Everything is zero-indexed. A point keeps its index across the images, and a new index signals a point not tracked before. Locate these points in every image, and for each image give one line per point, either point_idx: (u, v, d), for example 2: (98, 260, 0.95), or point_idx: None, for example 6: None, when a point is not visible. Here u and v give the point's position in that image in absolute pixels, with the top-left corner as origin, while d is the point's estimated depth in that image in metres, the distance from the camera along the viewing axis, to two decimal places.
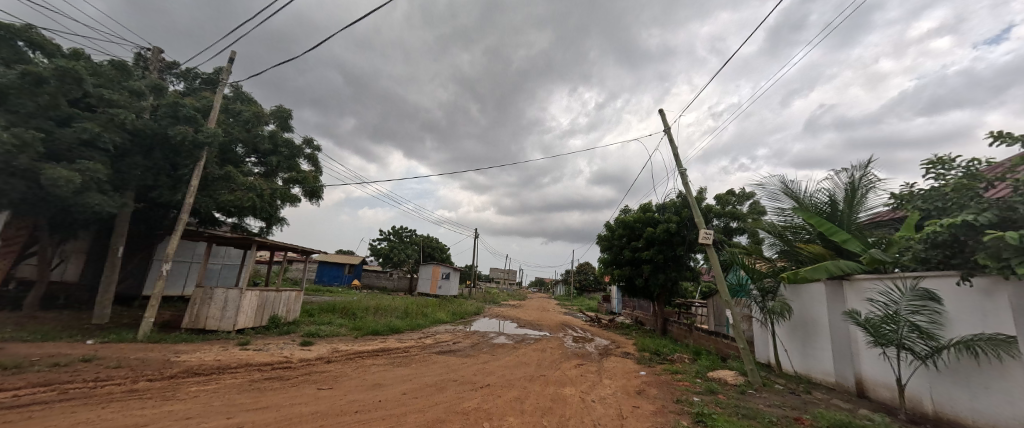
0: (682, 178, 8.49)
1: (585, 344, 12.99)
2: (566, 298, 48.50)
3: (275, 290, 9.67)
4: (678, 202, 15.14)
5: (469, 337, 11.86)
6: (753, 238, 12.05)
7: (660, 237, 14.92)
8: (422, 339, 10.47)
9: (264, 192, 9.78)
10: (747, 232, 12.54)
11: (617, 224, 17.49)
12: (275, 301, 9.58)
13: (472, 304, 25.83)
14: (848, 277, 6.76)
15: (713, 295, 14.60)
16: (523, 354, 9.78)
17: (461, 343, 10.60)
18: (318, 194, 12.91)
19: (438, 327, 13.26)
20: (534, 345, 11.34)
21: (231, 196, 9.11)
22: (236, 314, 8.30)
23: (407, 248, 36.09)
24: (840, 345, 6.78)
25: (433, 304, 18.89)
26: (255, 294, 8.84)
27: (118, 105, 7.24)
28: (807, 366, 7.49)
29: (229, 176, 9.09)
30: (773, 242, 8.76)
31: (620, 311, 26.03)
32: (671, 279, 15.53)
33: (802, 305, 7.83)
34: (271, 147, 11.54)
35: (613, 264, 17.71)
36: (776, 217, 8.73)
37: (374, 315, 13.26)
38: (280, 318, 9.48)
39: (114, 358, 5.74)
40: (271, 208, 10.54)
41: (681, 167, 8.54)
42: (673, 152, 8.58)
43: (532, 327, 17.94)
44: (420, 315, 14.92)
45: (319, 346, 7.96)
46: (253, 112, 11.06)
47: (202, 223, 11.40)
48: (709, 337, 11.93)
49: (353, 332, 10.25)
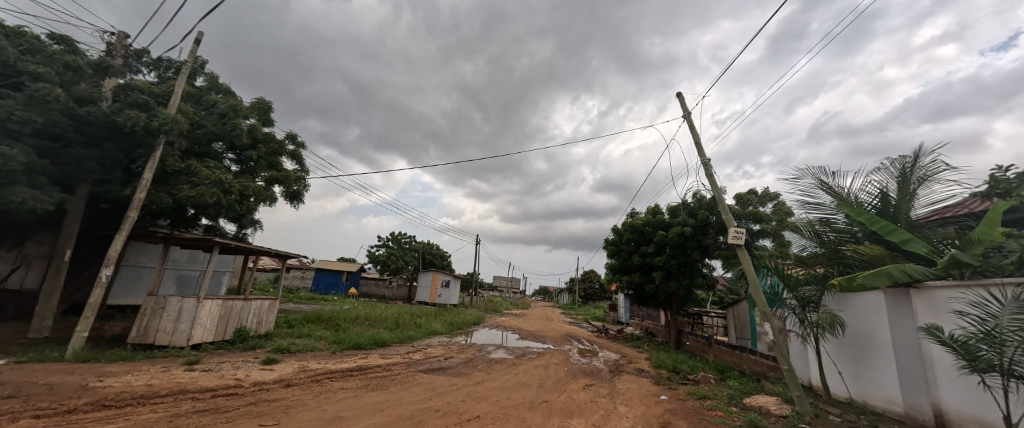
0: (706, 170, 7.33)
1: (593, 359, 11.74)
2: (570, 306, 47.04)
3: (244, 299, 8.56)
4: (692, 203, 13.98)
5: (463, 351, 10.62)
6: (778, 241, 10.86)
7: (672, 241, 13.70)
8: (410, 354, 9.27)
9: (232, 190, 8.76)
10: (770, 235, 11.35)
11: (625, 228, 16.29)
12: (243, 312, 8.46)
13: (472, 313, 24.59)
14: (918, 284, 5.54)
15: (731, 304, 13.34)
16: (524, 373, 8.53)
17: (453, 359, 9.38)
18: (300, 196, 11.88)
19: (431, 340, 12.05)
20: (536, 361, 10.10)
21: (191, 192, 8.04)
22: (190, 327, 7.17)
23: (405, 255, 35.01)
24: (911, 368, 5.55)
25: (428, 313, 17.68)
26: (217, 304, 7.75)
27: (43, 79, 6.31)
28: (865, 391, 6.26)
29: (192, 170, 8.10)
30: (808, 245, 7.53)
31: (628, 320, 24.65)
32: (684, 287, 14.29)
33: (854, 318, 6.62)
34: (251, 141, 10.26)
35: (620, 270, 16.44)
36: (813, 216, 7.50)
37: (360, 326, 12.08)
38: (247, 332, 8.32)
39: (14, 385, 4.64)
40: (243, 207, 9.48)
41: (705, 157, 7.40)
42: (695, 140, 7.45)
43: (534, 339, 16.70)
44: (413, 325, 13.74)
45: (284, 365, 6.82)
46: (230, 105, 9.41)
47: (172, 225, 10.41)
48: (732, 352, 10.65)
49: (332, 346, 9.09)
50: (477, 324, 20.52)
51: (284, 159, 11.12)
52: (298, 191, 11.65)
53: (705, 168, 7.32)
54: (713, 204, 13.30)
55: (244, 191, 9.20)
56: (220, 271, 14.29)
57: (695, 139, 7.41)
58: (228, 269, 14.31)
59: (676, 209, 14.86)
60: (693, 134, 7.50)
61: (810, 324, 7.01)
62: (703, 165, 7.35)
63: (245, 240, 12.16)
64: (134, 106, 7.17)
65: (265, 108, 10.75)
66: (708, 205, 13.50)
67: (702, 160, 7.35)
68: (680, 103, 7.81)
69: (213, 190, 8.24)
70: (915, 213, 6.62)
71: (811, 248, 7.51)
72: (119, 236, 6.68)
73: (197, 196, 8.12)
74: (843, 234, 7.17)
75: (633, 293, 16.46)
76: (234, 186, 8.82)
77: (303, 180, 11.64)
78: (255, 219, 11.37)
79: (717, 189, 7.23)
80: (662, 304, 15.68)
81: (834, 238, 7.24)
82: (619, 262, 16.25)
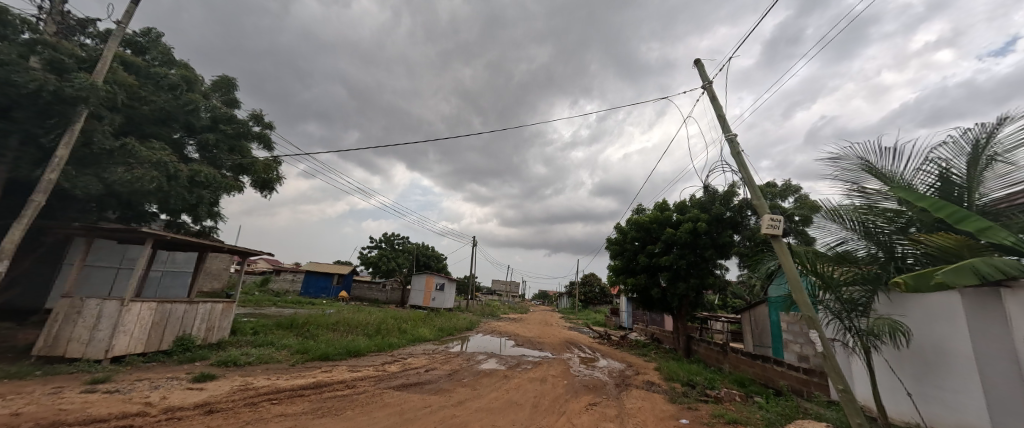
0: (733, 148, 6.14)
1: (596, 369, 10.51)
2: (570, 311, 45.74)
3: (190, 302, 7.28)
4: (704, 198, 12.80)
5: (450, 362, 9.35)
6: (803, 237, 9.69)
7: (683, 239, 12.57)
8: (385, 366, 7.97)
9: (178, 174, 6.97)
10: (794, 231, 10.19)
11: (629, 226, 15.12)
12: (186, 317, 7.19)
13: (465, 318, 23.32)
14: (1014, 282, 4.27)
15: (746, 308, 12.16)
16: (515, 390, 7.23)
17: (436, 371, 8.12)
18: (271, 185, 10.53)
19: (414, 348, 10.74)
20: (530, 373, 8.83)
21: (125, 174, 6.31)
22: (110, 336, 5.91)
23: (398, 257, 33.72)
24: (1009, 390, 4.30)
25: (418, 317, 16.45)
26: (149, 307, 6.48)
27: None
28: (942, 419, 4.98)
29: (126, 150, 6.58)
30: (849, 237, 6.31)
31: (631, 326, 23.46)
32: (695, 289, 13.06)
33: (922, 327, 5.37)
34: (211, 124, 8.59)
35: (624, 272, 15.17)
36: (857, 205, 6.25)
37: (335, 332, 10.78)
38: (192, 341, 7.08)
39: None
40: (192, 196, 7.42)
41: (730, 133, 6.21)
42: (719, 113, 6.27)
43: (531, 346, 15.40)
44: (397, 331, 12.48)
45: (220, 383, 5.59)
46: (181, 75, 8.01)
47: (119, 218, 9.14)
48: (753, 362, 9.46)
49: (294, 357, 7.78)
50: (471, 330, 19.23)
51: (252, 143, 9.61)
52: (271, 181, 10.43)
53: (731, 145, 6.14)
54: (728, 198, 12.15)
55: (194, 177, 7.35)
56: (187, 272, 13.03)
57: (718, 112, 6.24)
58: (196, 270, 13.05)
59: (685, 204, 13.73)
60: (717, 105, 6.32)
61: (860, 332, 5.77)
62: (728, 142, 6.17)
63: (209, 236, 10.94)
64: (45, 67, 6.11)
65: (228, 85, 9.45)
66: (722, 199, 12.38)
67: (728, 135, 6.17)
68: (699, 71, 6.64)
69: (152, 174, 6.49)
70: (983, 195, 5.44)
71: (853, 239, 6.29)
72: (19, 224, 5.46)
73: (129, 180, 6.37)
74: (891, 222, 6.00)
75: (638, 296, 15.23)
76: (182, 171, 7.01)
77: (275, 168, 10.42)
78: (219, 212, 10.15)
79: (745, 169, 6.05)
80: (669, 308, 14.46)
81: (879, 228, 6.07)
82: (623, 263, 15.03)
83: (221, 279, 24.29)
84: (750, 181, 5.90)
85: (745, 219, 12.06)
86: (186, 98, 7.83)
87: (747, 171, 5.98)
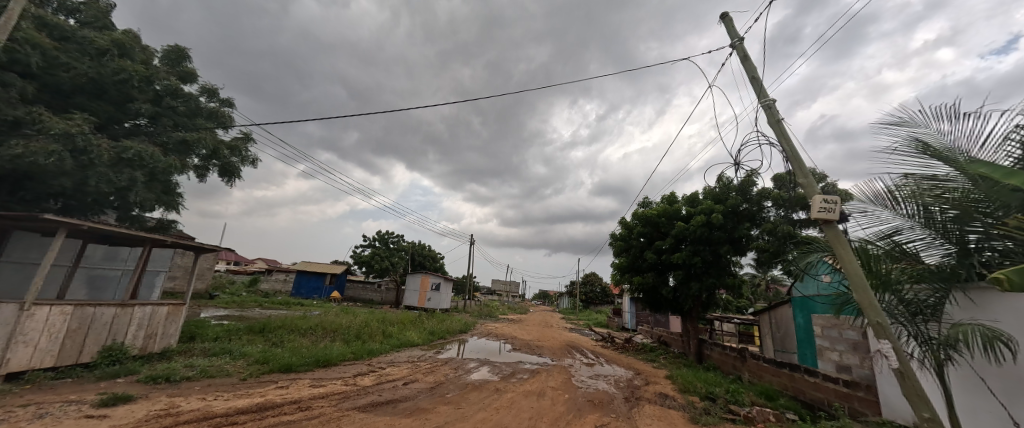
0: (771, 116, 5.01)
1: (599, 377, 9.43)
2: (570, 312, 44.69)
3: (120, 307, 6.13)
4: (718, 189, 11.75)
5: (436, 371, 8.27)
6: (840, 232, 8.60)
7: (696, 233, 11.58)
8: (356, 379, 6.84)
9: (92, 149, 5.77)
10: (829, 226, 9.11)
11: (635, 221, 14.04)
12: (115, 324, 6.04)
13: (460, 319, 22.22)
14: None
15: (764, 309, 11.11)
16: (507, 409, 6.05)
17: (417, 385, 6.94)
18: (234, 172, 9.73)
19: (398, 355, 9.61)
20: (526, 385, 7.71)
21: (15, 148, 5.19)
22: (2, 348, 4.73)
23: (393, 256, 32.60)
24: None
25: (409, 319, 15.38)
26: (61, 312, 5.36)
27: None
28: None
29: (32, 119, 5.53)
30: (904, 226, 4.83)
31: (635, 326, 22.45)
32: (708, 289, 11.96)
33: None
34: (155, 96, 8.11)
35: (629, 270, 14.02)
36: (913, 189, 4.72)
37: (307, 337, 9.65)
38: (123, 351, 5.95)
39: None
40: (121, 177, 6.14)
41: (765, 99, 5.10)
42: (752, 75, 5.14)
43: (529, 350, 14.29)
44: (383, 335, 11.40)
45: (129, 409, 4.40)
46: (113, 40, 7.18)
47: (58, 210, 8.06)
48: (778, 371, 8.38)
49: (249, 369, 6.66)
50: (467, 332, 18.14)
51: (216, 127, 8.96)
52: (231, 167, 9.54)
53: (768, 112, 5.03)
54: (745, 188, 11.01)
55: (121, 155, 6.12)
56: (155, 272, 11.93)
57: (751, 73, 5.13)
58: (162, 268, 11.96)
59: (696, 197, 12.66)
60: (750, 65, 5.16)
61: (925, 340, 4.55)
62: (764, 109, 5.07)
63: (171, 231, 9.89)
64: None
65: (177, 55, 8.99)
66: (739, 189, 11.24)
67: (763, 100, 5.08)
68: (729, 25, 5.46)
69: (50, 147, 5.32)
70: None
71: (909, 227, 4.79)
72: None
73: (20, 155, 5.23)
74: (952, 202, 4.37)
75: (643, 296, 14.14)
76: (97, 146, 5.82)
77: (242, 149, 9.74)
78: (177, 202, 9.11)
79: (788, 141, 4.94)
80: (678, 309, 13.39)
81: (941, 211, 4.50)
82: (629, 261, 13.89)
83: (205, 279, 23.20)
84: (793, 155, 4.80)
85: (763, 211, 10.94)
86: (114, 65, 7.01)
87: (790, 143, 4.89)
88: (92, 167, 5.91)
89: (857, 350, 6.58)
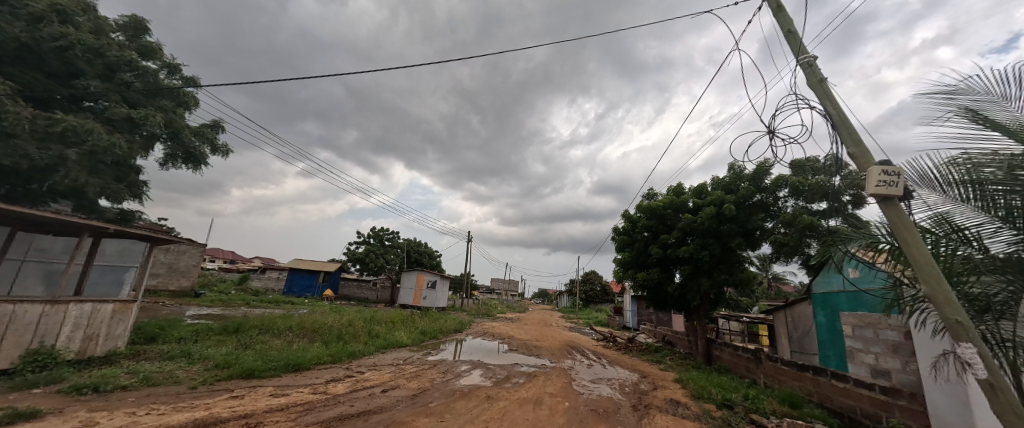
0: (815, 74, 4.18)
1: (600, 381, 8.69)
2: (570, 311, 43.86)
3: (48, 304, 5.31)
4: (727, 178, 10.99)
5: (421, 376, 7.44)
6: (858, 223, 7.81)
7: (705, 225, 10.75)
8: (328, 386, 5.99)
9: (10, 116, 5.47)
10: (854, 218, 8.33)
11: (639, 214, 13.21)
12: (42, 324, 5.22)
13: (456, 318, 21.31)
14: None
15: (779, 308, 10.33)
16: (498, 421, 5.22)
17: (398, 392, 6.12)
18: (199, 159, 9.08)
19: (381, 357, 8.75)
20: (522, 391, 6.90)
21: None
22: None
23: (387, 253, 31.65)
24: None
25: (400, 318, 14.57)
26: None
27: None
28: None
29: None
30: (958, 209, 3.30)
31: (637, 326, 21.66)
32: (717, 286, 11.16)
33: None
34: (105, 72, 7.49)
35: (633, 266, 13.17)
36: (969, 168, 3.20)
37: (281, 337, 8.83)
38: (52, 356, 5.11)
39: None
40: (45, 154, 5.81)
41: (806, 55, 4.28)
42: (789, 26, 4.31)
43: (527, 350, 13.51)
44: (369, 335, 10.64)
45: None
46: (51, 3, 6.70)
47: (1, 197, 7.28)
48: (801, 375, 7.63)
49: (205, 375, 5.78)
50: (462, 332, 17.35)
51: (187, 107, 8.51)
52: (197, 152, 8.96)
53: (808, 71, 4.19)
54: (758, 177, 10.21)
55: (50, 127, 5.86)
56: None
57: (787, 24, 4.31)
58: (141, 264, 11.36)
59: (704, 188, 11.87)
60: (785, 16, 4.33)
61: (991, 343, 3.20)
62: (803, 68, 4.24)
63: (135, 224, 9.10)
64: None
65: (137, 28, 8.16)
66: (751, 178, 10.43)
67: (800, 57, 4.25)
68: None
69: None
70: None
71: (962, 211, 3.29)
72: None
73: None
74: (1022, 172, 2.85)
75: (648, 294, 13.33)
76: (14, 110, 5.54)
77: (206, 134, 9.25)
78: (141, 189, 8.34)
79: (833, 104, 4.14)
80: (685, 307, 12.59)
81: (1005, 189, 2.93)
82: (632, 256, 13.03)
83: (192, 277, 22.25)
84: (840, 118, 4.02)
85: (778, 202, 10.09)
86: (51, 32, 6.57)
87: (836, 105, 4.09)
88: (12, 138, 5.64)
89: (897, 353, 5.80)
